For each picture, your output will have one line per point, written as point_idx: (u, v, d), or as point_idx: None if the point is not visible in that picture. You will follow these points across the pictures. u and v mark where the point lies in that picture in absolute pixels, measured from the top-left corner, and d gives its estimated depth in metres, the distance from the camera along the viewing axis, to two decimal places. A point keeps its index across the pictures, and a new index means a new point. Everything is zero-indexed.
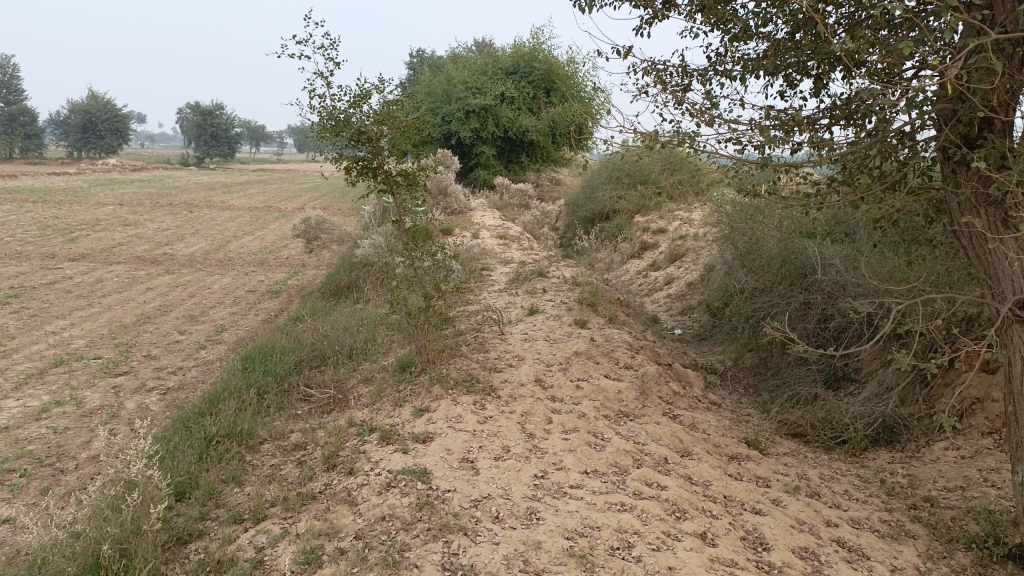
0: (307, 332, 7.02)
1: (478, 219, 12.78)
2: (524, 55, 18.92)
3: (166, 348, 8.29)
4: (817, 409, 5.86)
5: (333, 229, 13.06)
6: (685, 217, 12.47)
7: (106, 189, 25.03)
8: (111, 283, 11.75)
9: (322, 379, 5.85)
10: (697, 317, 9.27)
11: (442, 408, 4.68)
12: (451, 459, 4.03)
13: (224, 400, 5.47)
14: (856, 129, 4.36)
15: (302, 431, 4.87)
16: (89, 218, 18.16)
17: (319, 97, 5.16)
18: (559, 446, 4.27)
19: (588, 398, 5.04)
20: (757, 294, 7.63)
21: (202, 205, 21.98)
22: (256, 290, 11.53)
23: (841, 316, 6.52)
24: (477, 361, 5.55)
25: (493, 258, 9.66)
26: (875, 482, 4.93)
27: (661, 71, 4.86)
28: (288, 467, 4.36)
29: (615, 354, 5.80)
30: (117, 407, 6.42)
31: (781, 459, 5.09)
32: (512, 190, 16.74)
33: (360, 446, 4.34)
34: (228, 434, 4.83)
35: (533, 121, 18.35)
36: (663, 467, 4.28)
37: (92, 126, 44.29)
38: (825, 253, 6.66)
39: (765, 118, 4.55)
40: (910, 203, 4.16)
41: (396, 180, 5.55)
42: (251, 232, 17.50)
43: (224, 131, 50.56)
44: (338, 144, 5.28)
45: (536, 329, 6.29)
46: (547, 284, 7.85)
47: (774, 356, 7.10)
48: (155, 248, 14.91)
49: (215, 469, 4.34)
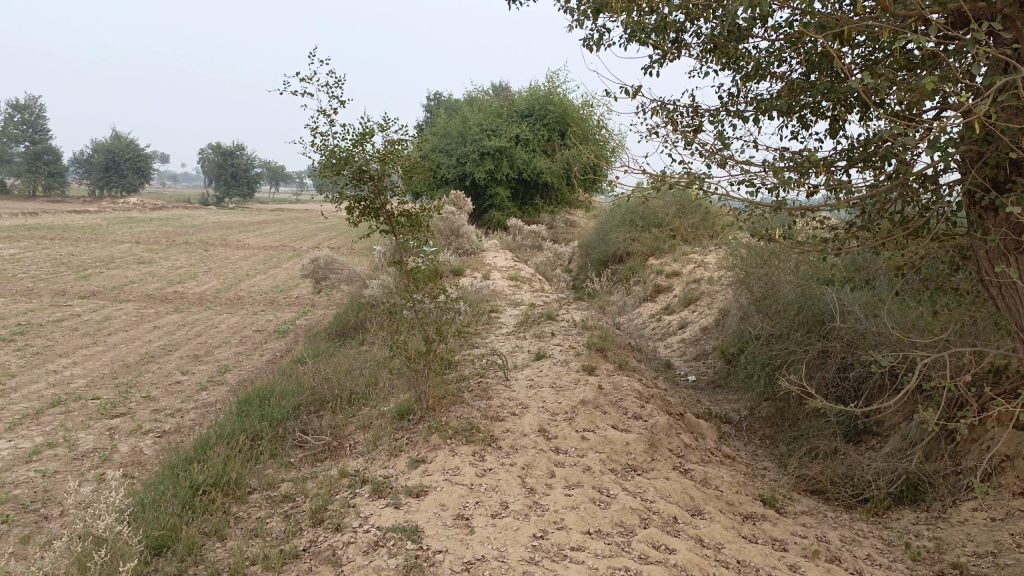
0: (308, 375, 6.83)
1: (490, 260, 12.64)
2: (539, 98, 18.94)
3: (167, 389, 8.12)
4: (837, 463, 5.58)
5: (342, 269, 12.95)
6: (699, 261, 12.26)
7: (124, 227, 25.23)
8: (118, 321, 11.65)
9: (319, 426, 5.65)
10: (712, 362, 9.02)
11: (438, 460, 4.45)
12: (445, 516, 3.79)
13: (216, 445, 5.27)
14: (875, 172, 4.17)
15: (292, 481, 4.65)
16: (103, 256, 18.20)
17: (321, 135, 5.05)
18: (561, 503, 4.02)
19: (593, 450, 4.79)
20: (772, 341, 7.37)
21: (217, 244, 22.04)
22: (264, 329, 11.39)
23: (861, 366, 6.27)
24: (479, 409, 5.32)
25: (502, 300, 9.48)
26: (900, 546, 4.62)
27: (670, 110, 4.72)
28: (274, 520, 4.13)
29: (623, 404, 5.54)
30: (110, 450, 6.23)
31: (798, 519, 4.80)
32: (526, 232, 16.63)
33: (349, 500, 4.11)
34: (216, 483, 4.62)
35: (547, 164, 18.30)
36: (672, 527, 4.02)
37: (115, 166, 44.91)
38: (844, 300, 6.42)
39: (779, 161, 4.37)
40: (934, 249, 3.95)
41: (399, 221, 5.39)
42: (263, 271, 17.45)
43: (244, 171, 51.16)
44: (340, 183, 5.14)
45: (542, 375, 6.07)
46: (556, 327, 7.65)
47: (791, 407, 6.82)
48: (166, 287, 14.86)
49: (197, 522, 4.12)
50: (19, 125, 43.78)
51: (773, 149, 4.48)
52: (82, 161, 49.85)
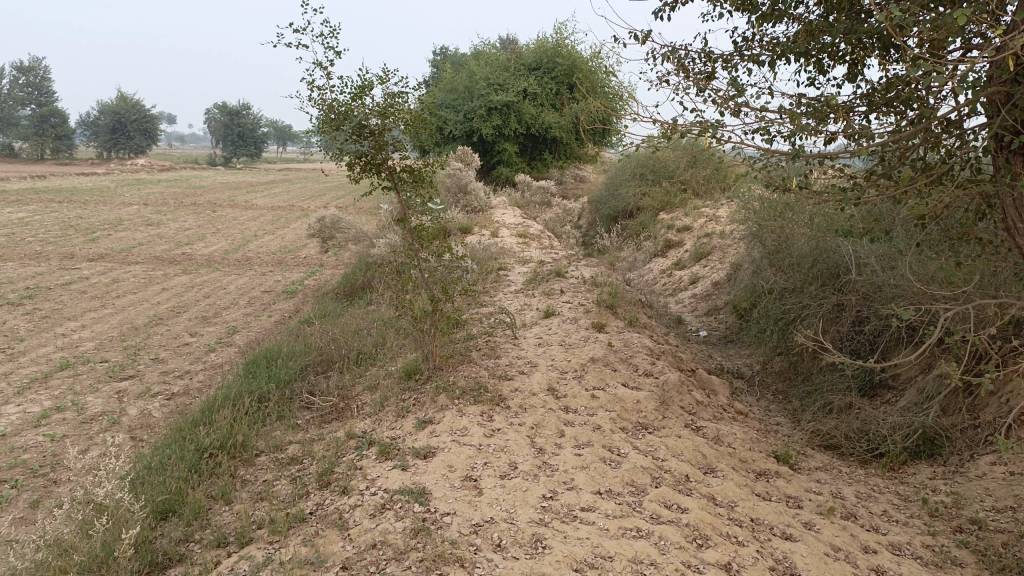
0: (316, 335, 6.76)
1: (498, 217, 12.49)
2: (547, 51, 18.57)
3: (175, 351, 8.09)
4: (852, 419, 5.50)
5: (349, 228, 12.84)
6: (711, 214, 12.06)
7: (132, 189, 25.15)
8: (126, 284, 11.60)
9: (326, 387, 5.59)
10: (723, 318, 8.90)
11: (446, 420, 4.38)
12: (454, 478, 3.73)
13: (223, 407, 5.23)
14: (897, 117, 3.99)
15: (300, 443, 4.60)
16: (111, 218, 18.14)
17: (318, 89, 4.89)
18: (571, 463, 3.95)
19: (604, 409, 4.71)
20: (786, 295, 7.25)
21: (225, 205, 21.93)
22: (272, 290, 11.33)
23: (877, 319, 6.14)
24: (487, 368, 5.23)
25: (511, 257, 9.36)
26: (916, 501, 4.54)
27: (681, 56, 4.52)
28: (281, 483, 4.08)
29: (634, 361, 5.45)
30: (119, 413, 6.21)
31: (813, 475, 4.72)
32: (534, 188, 16.43)
33: (356, 462, 4.05)
34: (222, 446, 4.57)
35: (555, 118, 18.00)
36: (684, 486, 3.95)
37: (121, 128, 44.61)
38: (860, 252, 6.26)
39: (796, 107, 4.20)
40: (958, 198, 3.78)
41: (401, 176, 5.26)
42: (271, 231, 17.35)
43: (250, 130, 50.78)
44: (339, 138, 4.99)
45: (551, 333, 5.97)
46: (565, 284, 7.53)
47: (805, 361, 6.71)
48: (174, 248, 14.80)
49: (203, 486, 4.09)
50: (24, 88, 43.41)
51: (789, 95, 4.30)
52: (88, 123, 49.51)
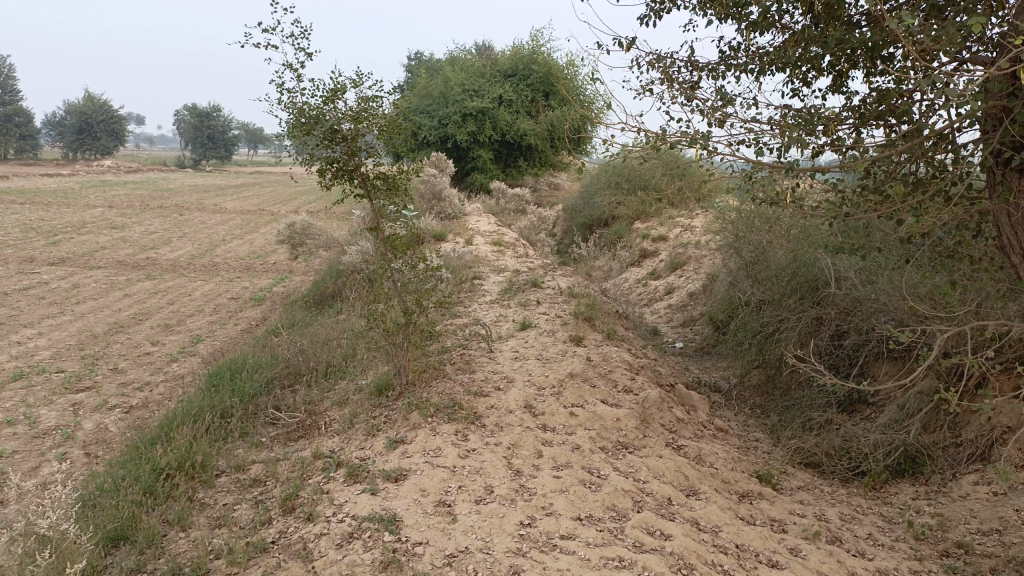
0: (283, 346, 6.53)
1: (473, 224, 12.30)
2: (522, 58, 18.46)
3: (135, 361, 7.77)
4: (833, 435, 5.38)
5: (320, 234, 12.57)
6: (686, 224, 11.99)
7: (97, 191, 24.57)
8: (87, 290, 11.21)
9: (293, 402, 5.37)
10: (699, 329, 8.79)
11: (418, 440, 4.18)
12: (426, 503, 3.53)
13: (182, 424, 4.97)
14: (888, 130, 3.90)
15: (263, 463, 4.38)
16: (74, 221, 17.63)
17: (288, 92, 4.71)
18: (549, 486, 3.77)
19: (583, 427, 4.54)
20: (764, 308, 7.14)
21: (192, 208, 21.47)
22: (239, 297, 11.01)
23: (857, 333, 6.04)
24: (461, 384, 5.04)
25: (486, 266, 9.18)
26: (901, 524, 4.43)
27: (667, 65, 4.38)
28: (242, 507, 3.86)
29: (613, 376, 5.30)
30: (74, 427, 5.93)
31: (796, 496, 4.59)
32: (509, 195, 16.28)
33: (323, 485, 3.84)
34: (180, 466, 4.33)
35: (530, 125, 17.88)
36: (666, 510, 3.78)
37: (87, 128, 43.67)
38: (839, 265, 6.17)
39: (785, 118, 4.08)
40: (951, 216, 3.68)
41: (374, 184, 5.05)
42: (239, 236, 16.98)
43: (220, 133, 50.07)
44: (309, 143, 4.79)
45: (527, 346, 5.80)
46: (541, 295, 7.36)
47: (783, 375, 6.59)
48: (138, 253, 14.38)
49: (159, 512, 3.85)
50: None
51: (777, 106, 4.18)
52: (52, 122, 48.52)
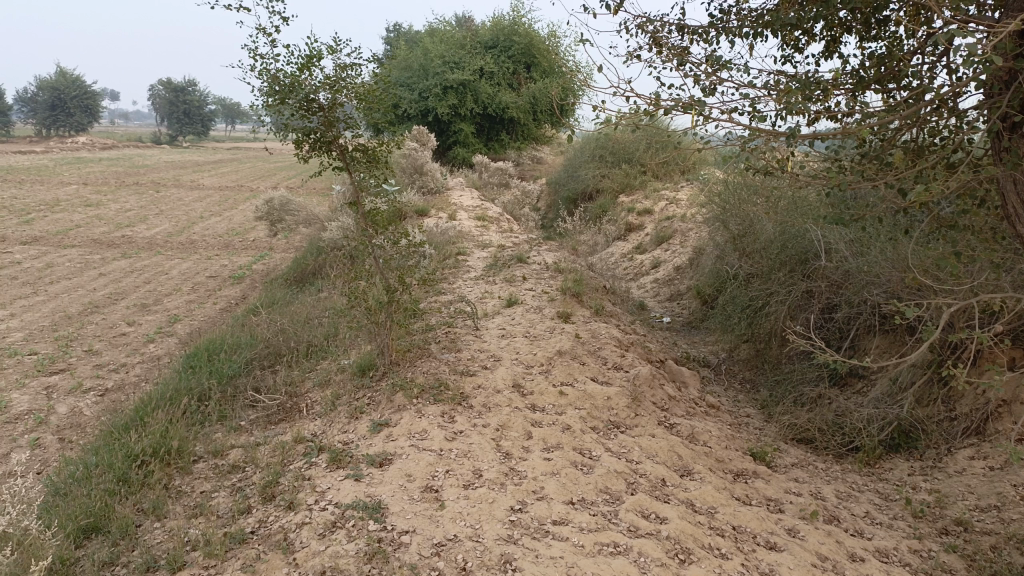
0: (262, 325, 6.34)
1: (456, 199, 12.09)
2: (503, 29, 18.11)
3: (110, 342, 7.56)
4: (826, 410, 5.28)
5: (299, 210, 12.31)
6: (671, 197, 11.84)
7: (71, 167, 24.05)
8: (61, 269, 10.92)
9: (273, 383, 5.20)
10: (687, 303, 8.69)
11: (404, 422, 4.04)
12: (413, 489, 3.39)
13: (157, 408, 4.80)
14: (888, 95, 3.77)
15: (243, 448, 4.22)
16: (48, 199, 17.21)
17: (262, 58, 4.49)
18: (540, 470, 3.63)
19: (573, 407, 4.40)
20: (753, 282, 7.03)
21: (170, 185, 21.07)
22: (217, 275, 10.76)
23: (848, 305, 5.93)
24: (447, 363, 4.89)
25: (470, 241, 9.00)
26: (898, 501, 4.35)
27: (657, 28, 4.20)
28: (220, 495, 3.71)
29: (602, 353, 5.16)
30: (46, 412, 5.73)
31: (791, 474, 4.50)
32: (492, 169, 16.04)
33: (304, 472, 3.69)
34: (155, 452, 4.17)
35: (513, 98, 17.59)
36: (661, 491, 3.65)
37: (60, 103, 42.65)
38: (829, 237, 6.04)
39: (781, 84, 3.93)
40: (954, 185, 3.57)
41: (353, 156, 4.83)
42: (217, 213, 16.64)
43: (197, 108, 49.16)
44: (284, 113, 4.58)
45: (514, 323, 5.66)
46: (527, 270, 7.20)
47: (773, 349, 6.48)
48: (114, 231, 14.04)
49: (133, 502, 3.70)
50: None
51: (772, 71, 4.03)
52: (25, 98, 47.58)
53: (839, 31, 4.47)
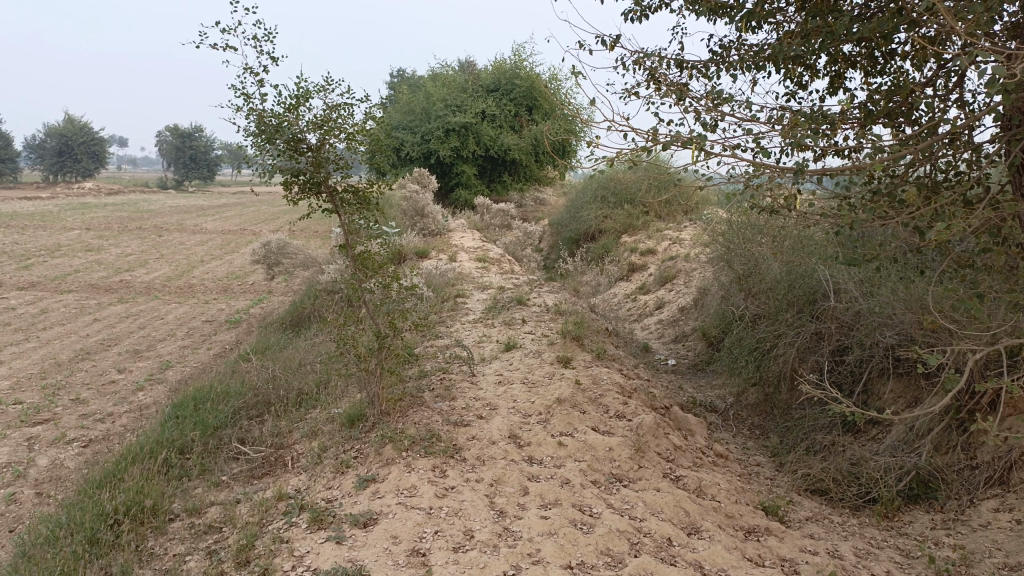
0: (253, 372, 6.13)
1: (457, 241, 11.94)
2: (505, 72, 18.21)
3: (99, 390, 7.34)
4: (840, 459, 5.02)
5: (298, 253, 12.18)
6: (675, 237, 11.68)
7: (76, 212, 24.09)
8: (55, 315, 10.75)
9: (260, 434, 4.97)
10: (692, 345, 8.46)
11: (392, 478, 3.80)
12: (398, 553, 3.15)
13: (136, 462, 4.56)
14: (896, 128, 3.64)
15: (222, 506, 3.99)
16: (49, 244, 17.13)
17: (249, 98, 4.36)
18: (536, 529, 3.37)
19: (572, 459, 4.16)
20: (760, 323, 6.81)
21: (172, 229, 21.04)
22: (214, 320, 10.59)
23: (860, 347, 5.70)
24: (441, 412, 4.66)
25: (469, 283, 8.82)
26: (920, 558, 4.06)
27: (655, 63, 4.07)
28: (194, 559, 3.47)
29: (604, 401, 4.92)
30: (25, 464, 5.49)
31: (805, 529, 4.23)
32: (494, 211, 15.95)
33: (283, 533, 3.44)
34: (130, 510, 3.93)
35: (515, 140, 17.60)
36: (667, 553, 3.38)
37: (68, 150, 43.06)
38: (838, 276, 5.84)
39: (786, 118, 3.78)
40: (973, 223, 3.41)
41: (344, 198, 4.66)
42: (219, 256, 16.54)
43: (203, 153, 49.56)
44: (272, 154, 4.43)
45: (512, 369, 5.43)
46: (526, 313, 7.00)
47: (783, 393, 6.24)
48: (113, 275, 13.92)
49: (100, 567, 3.46)
50: None
51: (775, 106, 3.90)
52: (34, 144, 48.11)
53: (842, 67, 4.37)
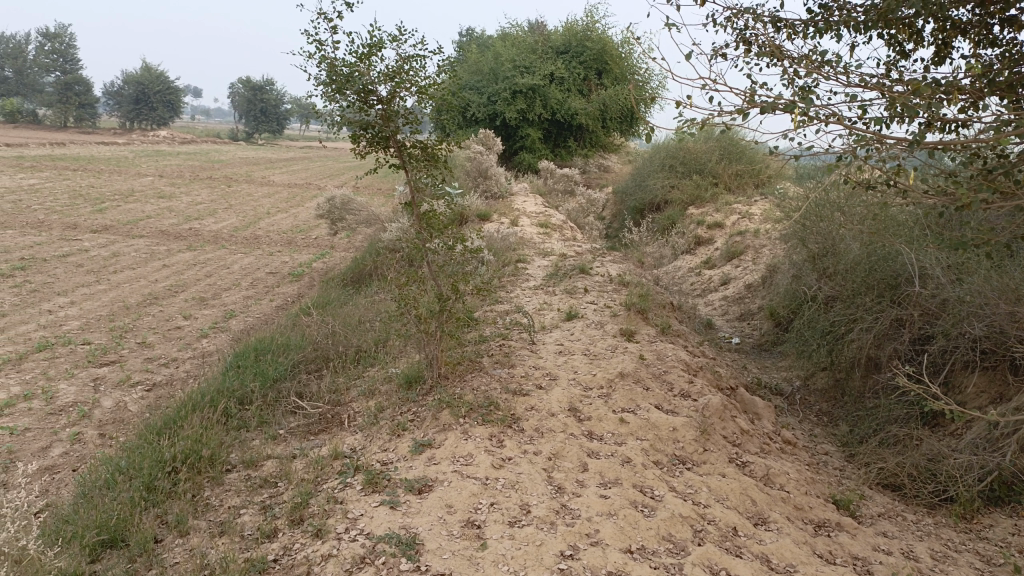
0: (313, 326, 6.12)
1: (520, 205, 11.77)
2: (576, 34, 17.82)
3: (164, 335, 7.46)
4: (917, 454, 4.77)
5: (361, 210, 12.17)
6: (744, 211, 11.27)
7: (150, 160, 24.58)
8: (126, 259, 10.99)
9: (317, 390, 4.96)
10: (758, 324, 8.18)
11: (448, 444, 3.72)
12: (453, 523, 3.06)
13: (196, 410, 4.58)
14: (1016, 101, 3.32)
15: (277, 460, 3.98)
16: (123, 189, 17.54)
17: (322, 46, 4.25)
18: (595, 509, 3.25)
19: (634, 436, 4.00)
20: (834, 305, 6.51)
21: (241, 180, 21.34)
22: (277, 272, 10.68)
23: (943, 338, 5.37)
24: (500, 379, 4.55)
25: (531, 249, 8.65)
26: (1003, 566, 3.80)
27: (750, 21, 3.80)
28: (248, 513, 3.45)
29: (668, 378, 4.74)
30: (91, 405, 5.59)
31: (877, 526, 4.01)
32: (558, 175, 15.70)
33: (337, 494, 3.40)
34: (189, 458, 3.94)
35: (583, 104, 17.23)
36: (732, 543, 3.21)
37: (144, 98, 44.04)
38: (925, 259, 5.49)
39: (891, 87, 3.48)
40: None
41: (412, 154, 4.53)
42: (284, 210, 16.70)
43: (273, 106, 50.14)
44: (342, 105, 4.32)
45: (573, 339, 5.29)
46: (590, 282, 6.82)
47: (856, 380, 5.96)
48: (182, 223, 14.17)
49: (157, 516, 3.47)
50: (49, 54, 41.76)
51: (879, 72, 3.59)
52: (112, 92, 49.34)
53: (951, 35, 4.03)
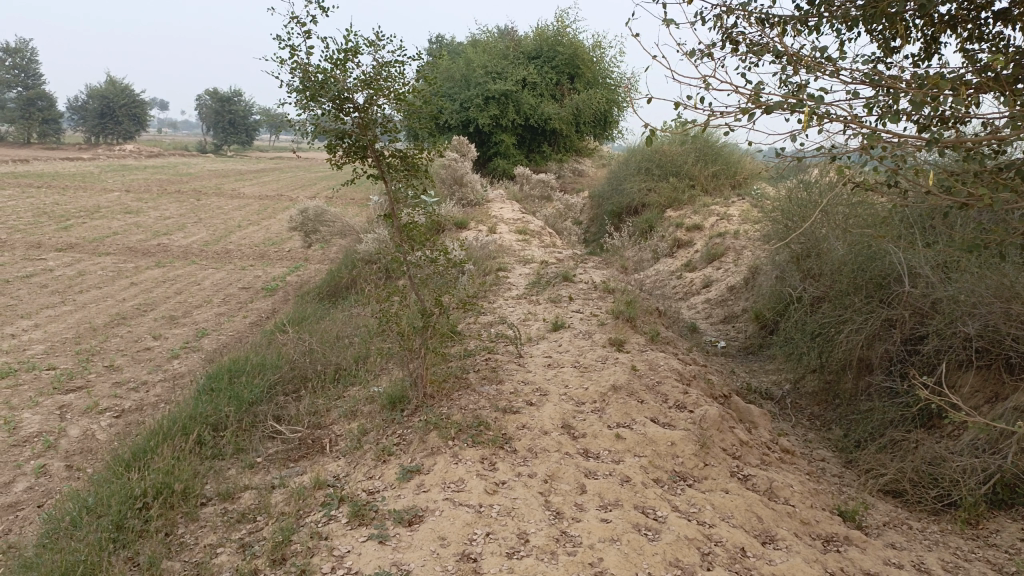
0: (289, 344, 5.88)
1: (496, 212, 11.58)
2: (547, 39, 17.72)
3: (134, 357, 7.17)
4: (917, 458, 4.65)
5: (334, 221, 11.91)
6: (723, 212, 11.18)
7: (117, 174, 24.07)
8: (92, 278, 10.63)
9: (296, 413, 4.73)
10: (743, 326, 8.06)
11: (438, 470, 3.53)
12: (447, 558, 2.86)
13: (168, 439, 4.34)
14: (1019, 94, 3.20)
15: (256, 491, 3.75)
16: (89, 205, 17.10)
17: (295, 51, 4.04)
18: (597, 535, 3.07)
19: (631, 454, 3.83)
20: (821, 307, 6.40)
21: (211, 193, 20.93)
22: (251, 287, 10.40)
23: (937, 338, 5.20)
24: (488, 397, 4.36)
25: (511, 257, 8.47)
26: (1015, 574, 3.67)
27: (738, 19, 3.65)
28: (227, 552, 3.23)
29: (662, 390, 4.58)
30: (57, 435, 5.31)
31: (885, 538, 3.87)
32: (534, 181, 15.55)
33: (321, 528, 3.19)
34: (161, 492, 3.70)
35: (556, 109, 17.12)
36: (742, 565, 3.04)
37: (109, 112, 43.24)
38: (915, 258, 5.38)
39: (890, 83, 3.34)
40: None
41: (390, 163, 4.33)
42: (256, 222, 16.37)
43: (241, 117, 49.55)
44: (317, 113, 4.10)
45: (561, 351, 5.11)
46: (574, 290, 6.65)
47: (849, 383, 5.84)
48: (151, 239, 13.80)
49: (127, 559, 3.23)
50: (10, 69, 40.86)
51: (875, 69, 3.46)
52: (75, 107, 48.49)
53: (939, 30, 3.92)
